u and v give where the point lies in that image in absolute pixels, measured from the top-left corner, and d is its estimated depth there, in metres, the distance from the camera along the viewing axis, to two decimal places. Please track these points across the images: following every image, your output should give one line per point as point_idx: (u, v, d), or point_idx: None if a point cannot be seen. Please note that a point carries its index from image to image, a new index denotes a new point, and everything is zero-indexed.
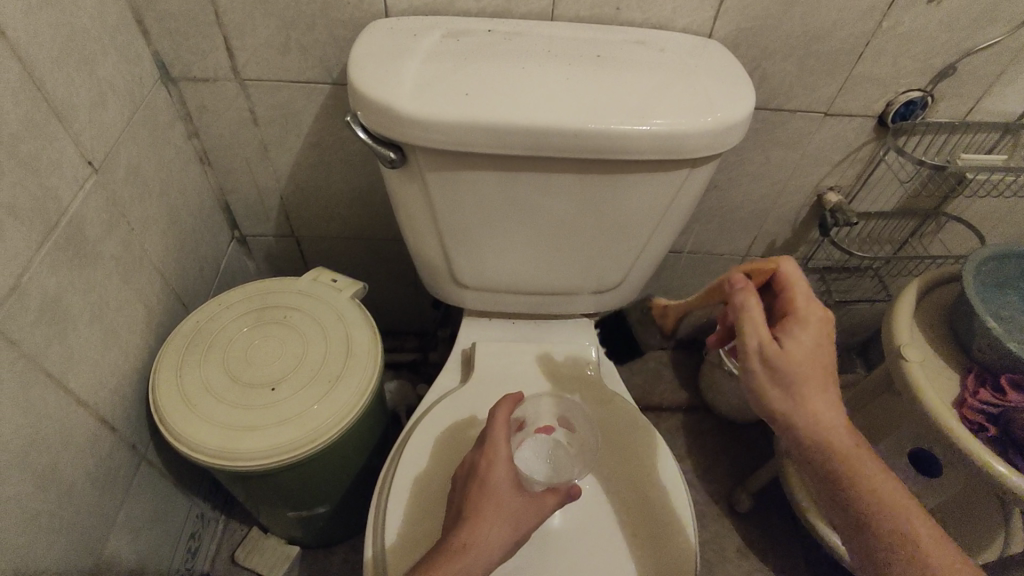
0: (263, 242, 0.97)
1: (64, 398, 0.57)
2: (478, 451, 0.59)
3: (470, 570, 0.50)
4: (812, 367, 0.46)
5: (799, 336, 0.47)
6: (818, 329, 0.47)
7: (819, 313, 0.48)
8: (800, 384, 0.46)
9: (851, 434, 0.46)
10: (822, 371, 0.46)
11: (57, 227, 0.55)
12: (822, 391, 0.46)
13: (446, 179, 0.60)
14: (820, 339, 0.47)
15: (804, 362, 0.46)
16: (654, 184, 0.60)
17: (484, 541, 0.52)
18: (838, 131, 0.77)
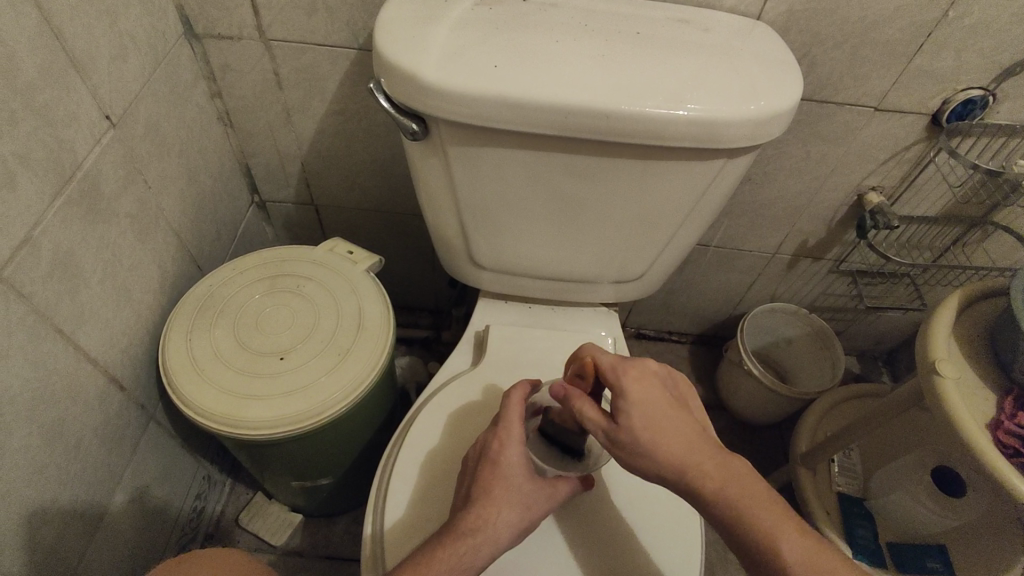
0: (282, 208, 0.96)
1: (73, 354, 0.57)
2: (490, 429, 0.57)
3: (477, 557, 0.51)
4: (650, 422, 0.47)
5: (627, 398, 0.47)
6: (645, 406, 0.47)
7: (617, 372, 0.49)
8: (649, 444, 0.46)
9: (727, 481, 0.46)
10: (662, 419, 0.47)
11: (72, 181, 0.54)
12: (670, 436, 0.46)
13: (469, 155, 0.57)
14: (642, 389, 0.48)
15: (641, 423, 0.46)
16: (688, 173, 0.57)
17: (492, 529, 0.52)
18: (886, 128, 0.73)
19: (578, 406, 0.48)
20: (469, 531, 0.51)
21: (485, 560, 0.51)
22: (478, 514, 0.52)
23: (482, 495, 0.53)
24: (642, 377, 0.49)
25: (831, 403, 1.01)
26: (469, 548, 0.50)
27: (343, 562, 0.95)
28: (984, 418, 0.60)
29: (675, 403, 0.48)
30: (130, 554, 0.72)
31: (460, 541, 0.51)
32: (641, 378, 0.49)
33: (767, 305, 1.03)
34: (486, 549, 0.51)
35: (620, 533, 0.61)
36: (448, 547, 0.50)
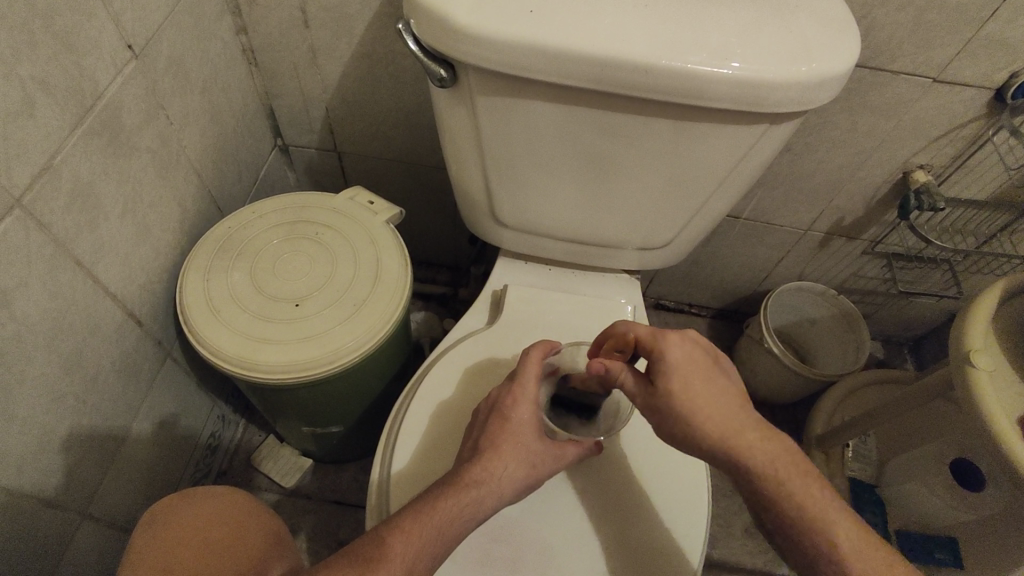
0: (304, 154, 0.95)
1: (92, 286, 0.57)
2: (504, 384, 0.57)
3: (478, 507, 0.50)
4: (688, 389, 0.46)
5: (665, 366, 0.47)
6: (684, 376, 0.46)
7: (656, 343, 0.48)
8: (686, 414, 0.45)
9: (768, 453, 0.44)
10: (702, 387, 0.46)
11: (93, 110, 0.53)
12: (710, 408, 0.45)
13: (498, 106, 0.55)
14: (680, 357, 0.47)
15: (680, 389, 0.46)
16: (726, 137, 0.54)
17: (495, 482, 0.51)
18: (943, 102, 0.68)
19: (619, 373, 0.48)
20: (474, 482, 0.51)
21: (486, 513, 0.51)
22: (484, 467, 0.52)
23: (491, 448, 0.53)
24: (681, 344, 0.48)
25: (852, 387, 0.99)
26: (473, 498, 0.50)
27: (351, 508, 0.97)
28: (1016, 412, 0.58)
29: (717, 376, 0.47)
30: (145, 485, 0.74)
31: (464, 490, 0.50)
32: (680, 346, 0.48)
33: (795, 282, 1.00)
34: (489, 501, 0.51)
35: (626, 499, 0.60)
36: (452, 495, 0.50)
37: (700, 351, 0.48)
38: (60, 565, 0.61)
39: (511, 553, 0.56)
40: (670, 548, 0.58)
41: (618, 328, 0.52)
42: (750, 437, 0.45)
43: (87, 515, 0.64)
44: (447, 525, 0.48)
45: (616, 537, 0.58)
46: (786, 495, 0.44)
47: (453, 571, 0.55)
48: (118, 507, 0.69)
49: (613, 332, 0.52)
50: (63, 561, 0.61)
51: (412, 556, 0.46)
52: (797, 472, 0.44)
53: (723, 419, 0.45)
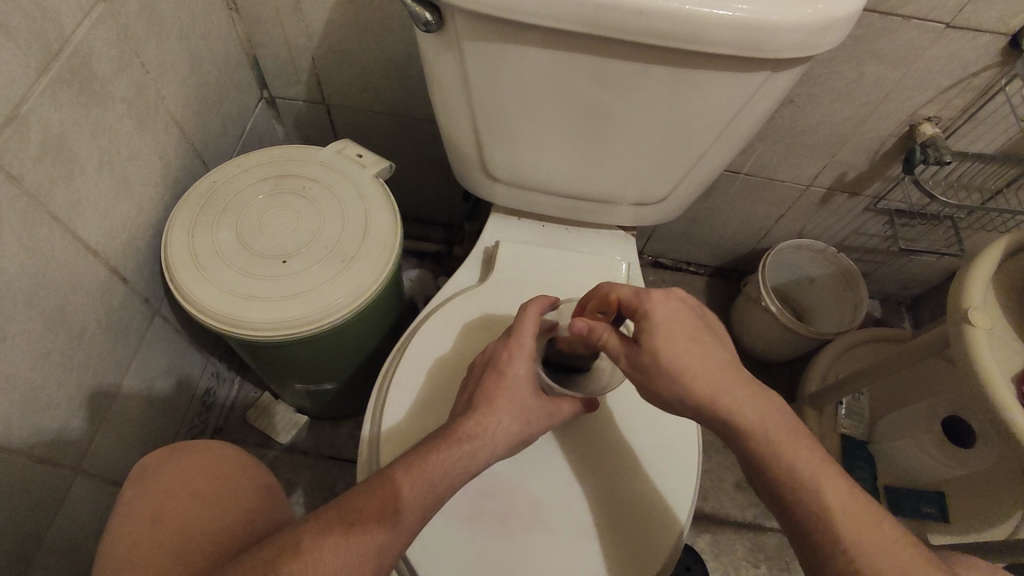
0: (292, 106, 0.92)
1: (71, 243, 0.56)
2: (501, 339, 0.57)
3: (471, 461, 0.50)
4: (674, 351, 0.45)
5: (648, 327, 0.45)
6: (669, 336, 0.45)
7: (642, 300, 0.47)
8: (672, 374, 0.44)
9: (755, 412, 0.44)
10: (689, 348, 0.45)
11: (60, 57, 0.50)
12: (697, 369, 0.44)
13: (487, 52, 0.52)
14: (666, 316, 0.46)
15: (665, 350, 0.45)
16: (726, 85, 0.52)
17: (488, 436, 0.51)
18: (955, 50, 0.65)
19: (604, 337, 0.47)
20: (466, 437, 0.50)
21: (478, 467, 0.51)
22: (477, 421, 0.52)
23: (485, 403, 0.53)
24: (667, 304, 0.47)
25: (847, 345, 0.99)
26: (465, 454, 0.50)
27: (346, 463, 0.98)
28: (1009, 370, 0.57)
29: (703, 336, 0.46)
30: (140, 441, 0.74)
31: (457, 445, 0.50)
32: (666, 305, 0.46)
33: (794, 240, 0.98)
34: (480, 456, 0.50)
35: (617, 457, 0.60)
36: (444, 449, 0.49)
37: (690, 311, 0.47)
38: (56, 519, 0.62)
39: (500, 508, 0.57)
40: (657, 501, 0.58)
41: (602, 288, 0.51)
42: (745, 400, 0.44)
43: (80, 470, 0.64)
44: (438, 480, 0.48)
45: (605, 494, 0.58)
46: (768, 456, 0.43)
47: (440, 524, 0.55)
48: (112, 462, 0.70)
49: (596, 294, 0.51)
50: (59, 515, 0.62)
51: (405, 507, 0.46)
52: (782, 430, 0.44)
53: (714, 381, 0.44)
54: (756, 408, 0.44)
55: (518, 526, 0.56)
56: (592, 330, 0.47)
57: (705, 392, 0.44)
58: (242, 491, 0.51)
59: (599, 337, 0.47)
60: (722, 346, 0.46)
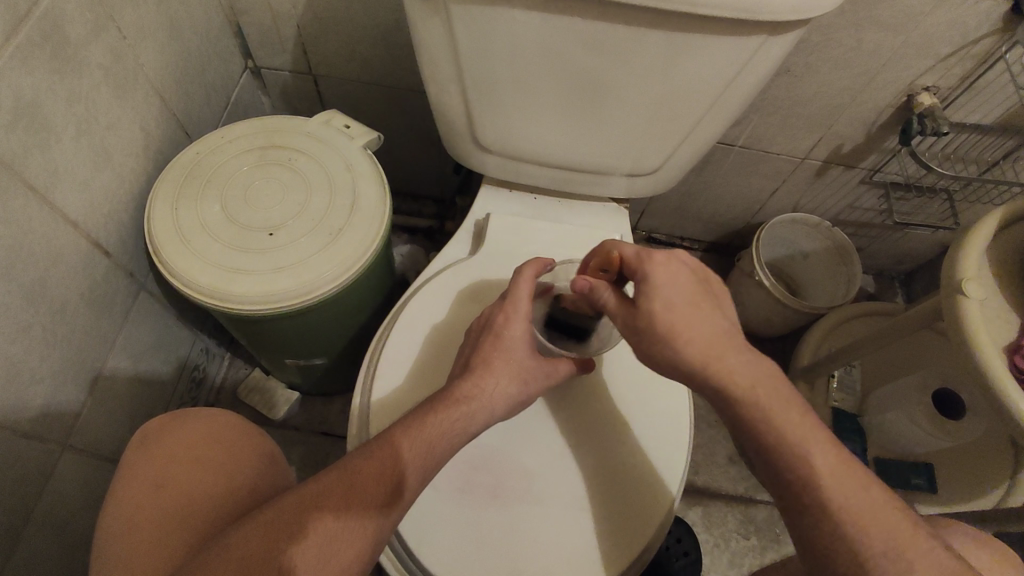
0: (278, 77, 0.89)
1: (49, 214, 0.54)
2: (494, 303, 0.56)
3: (471, 421, 0.50)
4: (671, 314, 0.44)
5: (646, 289, 0.45)
6: (666, 300, 0.44)
7: (642, 262, 0.46)
8: (665, 337, 0.44)
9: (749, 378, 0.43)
10: (686, 313, 0.44)
11: (30, 19, 0.48)
12: (693, 335, 0.44)
13: (475, 15, 0.50)
14: (666, 280, 0.45)
15: (661, 316, 0.44)
16: (721, 51, 0.50)
17: (488, 397, 0.51)
18: (956, 16, 0.63)
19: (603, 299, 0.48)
20: (465, 398, 0.50)
21: (478, 428, 0.50)
22: (475, 383, 0.51)
23: (482, 365, 0.52)
24: (668, 266, 0.46)
25: (841, 319, 0.99)
26: (465, 415, 0.49)
27: (339, 439, 0.98)
28: (1001, 342, 0.57)
29: (703, 303, 0.45)
30: (129, 417, 0.74)
31: (455, 406, 0.49)
32: (667, 268, 0.46)
33: (789, 215, 0.98)
34: (480, 416, 0.50)
35: (609, 428, 0.60)
36: (443, 410, 0.49)
37: (689, 274, 0.46)
38: (45, 494, 0.61)
39: (491, 480, 0.57)
40: (649, 472, 0.58)
41: (605, 246, 0.50)
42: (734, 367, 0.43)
43: (67, 445, 0.64)
44: (438, 440, 0.48)
45: (597, 466, 0.58)
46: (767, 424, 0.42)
47: (431, 496, 0.55)
48: (101, 438, 0.69)
49: (600, 251, 0.50)
50: (47, 491, 0.62)
51: (405, 468, 0.45)
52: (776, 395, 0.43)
53: (704, 348, 0.44)
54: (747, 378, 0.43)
55: (510, 497, 0.56)
56: (591, 289, 0.48)
57: (690, 354, 0.43)
58: (236, 486, 0.48)
59: (599, 298, 0.48)
60: (718, 312, 0.45)
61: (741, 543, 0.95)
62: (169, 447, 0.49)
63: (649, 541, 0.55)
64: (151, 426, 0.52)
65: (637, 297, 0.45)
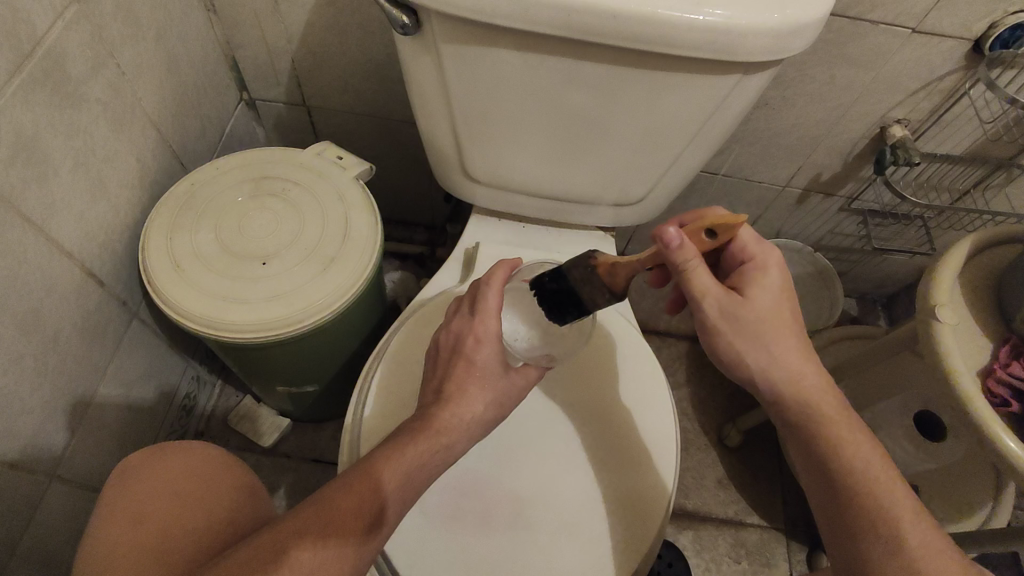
0: (272, 108, 0.91)
1: (45, 246, 0.55)
2: (464, 319, 0.55)
3: (449, 450, 0.51)
4: (777, 311, 0.47)
5: (762, 282, 0.47)
6: (778, 298, 0.47)
7: (766, 253, 0.49)
8: (765, 329, 0.46)
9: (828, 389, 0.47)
10: (786, 316, 0.47)
11: (32, 58, 0.50)
12: (786, 334, 0.47)
13: (464, 55, 0.53)
14: (781, 279, 0.48)
15: (769, 310, 0.47)
16: (698, 89, 0.53)
17: (462, 425, 0.52)
18: (923, 54, 0.67)
19: (691, 270, 0.44)
20: (442, 431, 0.50)
21: (456, 454, 0.52)
22: (451, 412, 0.52)
23: (457, 393, 0.52)
24: (780, 265, 0.49)
25: (825, 342, 1.01)
26: (445, 444, 0.50)
27: (329, 466, 0.98)
28: (975, 365, 0.59)
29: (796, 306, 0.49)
30: (118, 447, 0.74)
31: (434, 437, 0.50)
32: (780, 266, 0.49)
33: (772, 241, 1.00)
34: (458, 444, 0.51)
35: (596, 452, 0.61)
36: (422, 442, 0.49)
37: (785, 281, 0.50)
38: (31, 525, 0.61)
39: (481, 506, 0.57)
40: (639, 494, 0.59)
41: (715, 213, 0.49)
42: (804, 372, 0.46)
43: (56, 476, 0.63)
44: (417, 471, 0.48)
45: (586, 490, 0.59)
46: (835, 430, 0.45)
47: (421, 522, 0.56)
48: (89, 468, 0.69)
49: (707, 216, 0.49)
50: (34, 522, 0.61)
51: (387, 496, 0.46)
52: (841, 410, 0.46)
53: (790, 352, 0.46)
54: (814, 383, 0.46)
55: (499, 521, 0.57)
56: (679, 249, 0.42)
57: (778, 353, 0.46)
58: (220, 511, 0.49)
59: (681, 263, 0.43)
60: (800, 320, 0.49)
61: (732, 567, 0.95)
62: (148, 478, 0.50)
63: (639, 565, 0.56)
64: (126, 462, 0.52)
65: (748, 284, 0.47)
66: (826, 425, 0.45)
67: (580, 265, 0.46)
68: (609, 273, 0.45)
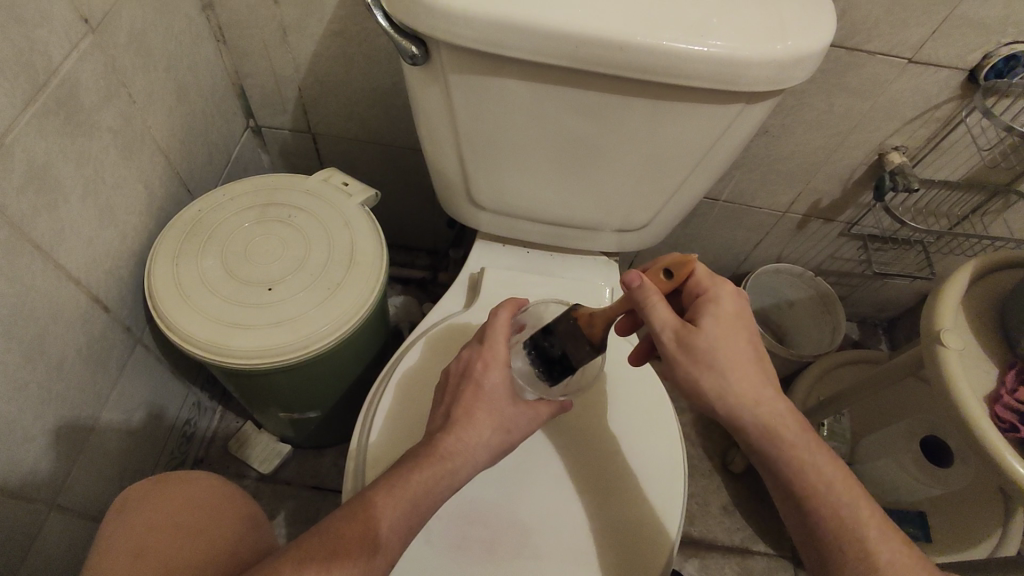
0: (278, 135, 0.93)
1: (53, 272, 0.55)
2: (472, 348, 0.55)
3: (455, 476, 0.50)
4: (731, 344, 0.46)
5: (714, 314, 0.47)
6: (734, 329, 0.47)
7: (715, 286, 0.48)
8: (723, 363, 0.45)
9: (793, 421, 0.46)
10: (742, 347, 0.46)
11: (47, 88, 0.51)
12: (741, 367, 0.46)
13: (472, 85, 0.54)
14: (734, 309, 0.47)
15: (720, 341, 0.46)
16: (703, 118, 0.54)
17: (469, 449, 0.51)
18: (920, 83, 0.68)
19: (652, 304, 0.45)
20: (446, 455, 0.49)
21: (461, 481, 0.50)
22: (456, 436, 0.51)
23: (464, 417, 0.52)
24: (736, 296, 0.48)
25: (826, 367, 1.01)
26: (449, 469, 0.49)
27: (330, 493, 0.97)
28: (982, 390, 0.59)
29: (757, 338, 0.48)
30: (118, 474, 0.73)
31: (439, 461, 0.49)
32: (734, 297, 0.48)
33: (773, 265, 1.01)
34: (464, 470, 0.50)
35: (605, 481, 0.60)
36: (425, 467, 0.49)
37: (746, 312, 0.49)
38: (29, 556, 0.60)
39: (489, 535, 0.56)
40: (649, 524, 0.58)
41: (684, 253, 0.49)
42: (764, 397, 0.46)
43: (55, 504, 0.62)
44: (419, 497, 0.47)
45: (593, 520, 0.58)
46: (800, 462, 0.45)
47: (428, 551, 0.55)
48: (89, 497, 0.68)
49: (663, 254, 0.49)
50: (32, 553, 0.60)
51: (387, 524, 0.46)
52: (806, 442, 0.46)
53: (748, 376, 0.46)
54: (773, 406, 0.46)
55: (507, 551, 0.56)
56: (642, 288, 0.45)
57: (740, 388, 0.46)
58: (224, 537, 0.49)
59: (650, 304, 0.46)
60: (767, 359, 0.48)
61: None
62: (150, 507, 0.50)
63: None
64: (128, 492, 0.52)
65: (698, 315, 0.47)
66: (789, 451, 0.45)
67: (566, 319, 0.52)
68: (588, 324, 0.50)
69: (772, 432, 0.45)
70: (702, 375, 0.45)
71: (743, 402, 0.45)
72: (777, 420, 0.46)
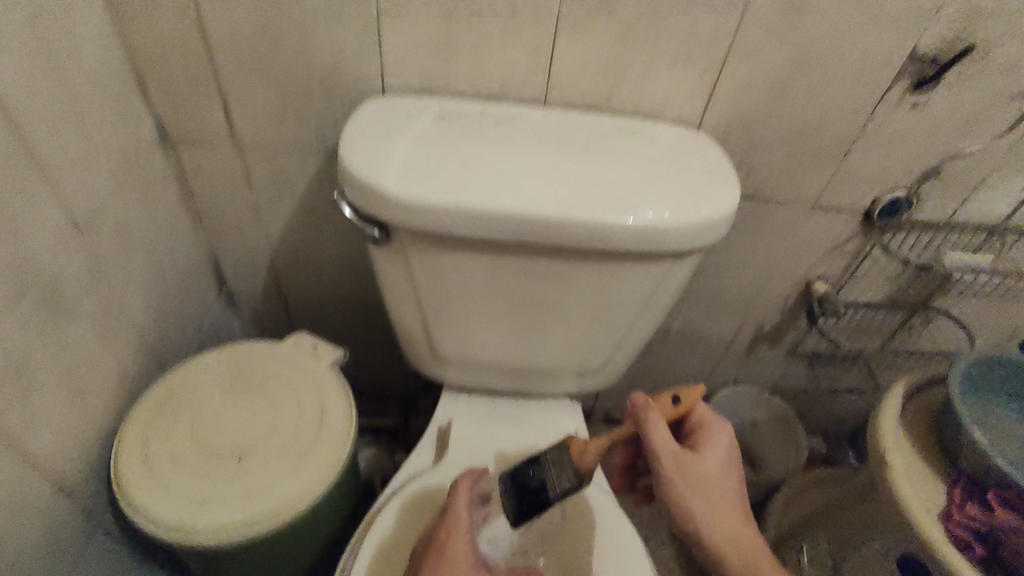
0: (250, 299, 0.97)
1: (19, 464, 0.55)
2: (438, 522, 0.58)
3: None
4: (716, 464, 0.59)
5: (708, 438, 0.60)
6: (719, 452, 0.59)
7: (706, 419, 0.60)
8: (707, 480, 0.58)
9: (748, 533, 0.58)
10: (721, 468, 0.59)
11: (31, 288, 0.54)
12: (721, 482, 0.59)
13: (429, 259, 0.60)
14: (723, 435, 0.60)
15: (711, 463, 0.59)
16: (638, 274, 0.60)
17: None
18: (827, 223, 0.78)
19: (651, 427, 0.56)
20: None
21: None
22: None
23: None
24: (725, 429, 0.60)
25: (799, 488, 1.01)
26: None
27: None
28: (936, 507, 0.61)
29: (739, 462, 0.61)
30: None
31: None
32: (723, 429, 0.60)
33: (731, 387, 1.06)
34: None
35: None
36: None
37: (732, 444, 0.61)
38: None
39: None
40: None
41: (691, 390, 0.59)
42: (735, 527, 0.58)
43: None
44: None
45: None
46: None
47: None
48: None
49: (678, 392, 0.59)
50: None
51: None
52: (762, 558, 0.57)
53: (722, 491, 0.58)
54: (743, 533, 0.58)
55: None
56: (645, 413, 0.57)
57: (716, 504, 0.58)
58: None
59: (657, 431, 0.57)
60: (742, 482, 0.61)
61: None
62: None
63: None
64: None
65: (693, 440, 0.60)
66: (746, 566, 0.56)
67: (553, 449, 0.55)
68: (579, 454, 0.55)
69: (728, 548, 0.57)
70: (687, 492, 0.57)
71: (710, 517, 0.57)
72: (731, 540, 0.57)
